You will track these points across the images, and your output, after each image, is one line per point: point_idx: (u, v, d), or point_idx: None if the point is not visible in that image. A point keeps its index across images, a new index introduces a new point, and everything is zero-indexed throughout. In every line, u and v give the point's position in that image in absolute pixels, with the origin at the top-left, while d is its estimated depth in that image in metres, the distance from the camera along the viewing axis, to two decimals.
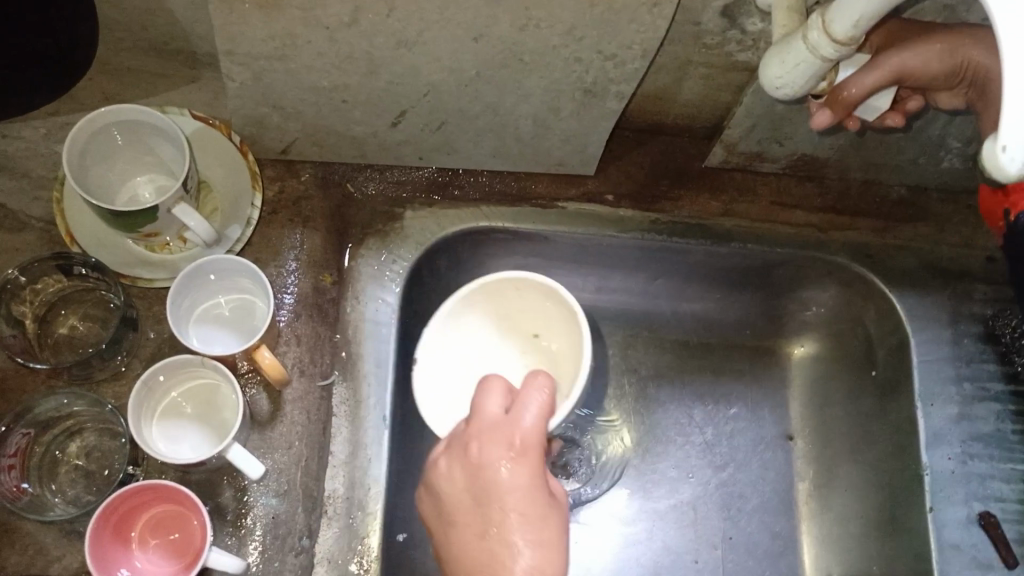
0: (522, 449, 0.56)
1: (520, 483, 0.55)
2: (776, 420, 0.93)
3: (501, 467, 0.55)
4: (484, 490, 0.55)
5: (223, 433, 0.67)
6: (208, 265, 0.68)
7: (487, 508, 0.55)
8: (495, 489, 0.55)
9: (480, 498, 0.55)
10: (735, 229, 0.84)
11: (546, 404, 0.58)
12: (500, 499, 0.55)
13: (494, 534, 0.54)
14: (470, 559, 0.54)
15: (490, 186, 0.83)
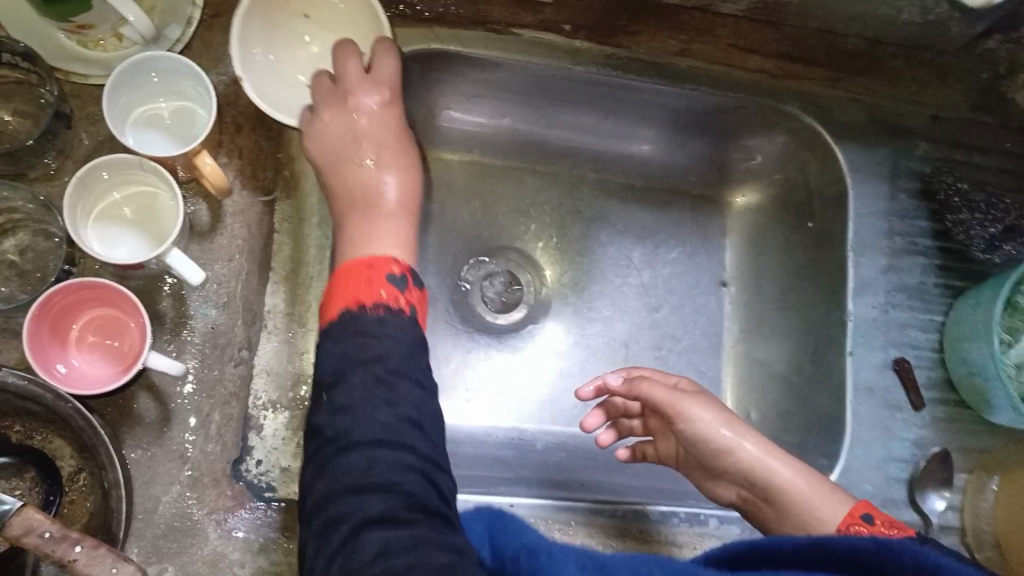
0: (384, 146, 0.72)
1: (392, 184, 0.71)
2: (712, 267, 0.96)
3: (383, 173, 0.71)
4: (355, 186, 0.69)
5: (161, 240, 0.66)
6: (147, 63, 0.64)
7: (336, 149, 0.69)
8: (372, 173, 0.70)
9: (359, 196, 0.69)
10: (690, 70, 0.83)
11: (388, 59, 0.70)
12: (378, 194, 0.70)
13: (349, 164, 0.70)
14: (340, 182, 0.69)
15: (442, 5, 0.78)
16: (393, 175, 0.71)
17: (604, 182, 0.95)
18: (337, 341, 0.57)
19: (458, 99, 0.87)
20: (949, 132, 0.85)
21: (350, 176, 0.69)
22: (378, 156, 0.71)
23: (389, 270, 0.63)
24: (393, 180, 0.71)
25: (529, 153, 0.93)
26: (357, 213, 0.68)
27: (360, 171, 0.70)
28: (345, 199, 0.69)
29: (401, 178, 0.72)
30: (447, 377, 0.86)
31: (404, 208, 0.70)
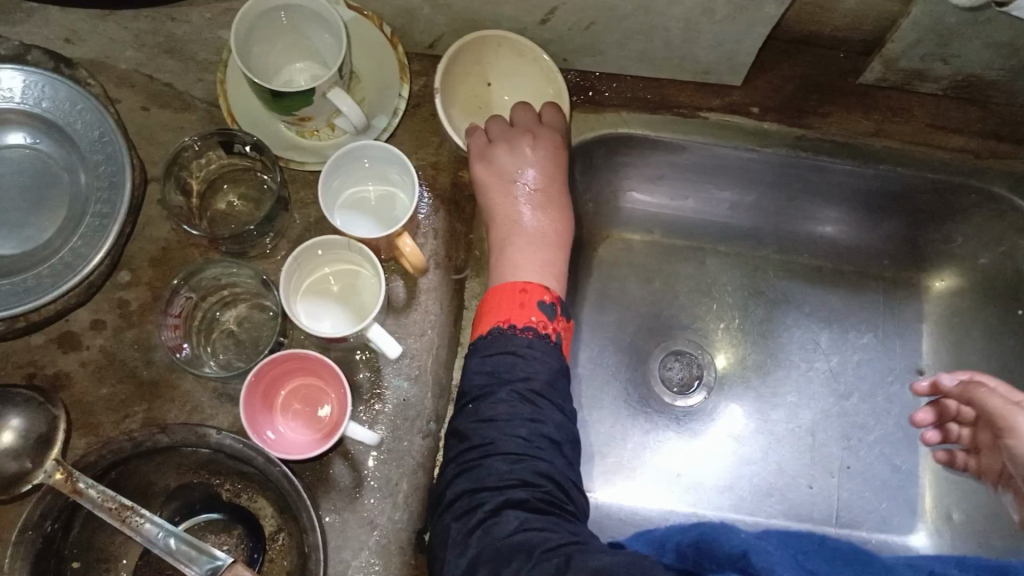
0: (541, 194, 0.74)
1: (536, 216, 0.73)
2: (907, 354, 0.90)
3: (520, 208, 0.73)
4: (507, 222, 0.73)
5: (362, 315, 0.69)
6: (359, 150, 0.70)
7: (500, 189, 0.74)
8: (515, 203, 0.73)
9: (503, 236, 0.72)
10: (884, 150, 0.80)
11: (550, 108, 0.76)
12: (527, 237, 0.72)
13: (511, 206, 0.73)
14: (501, 219, 0.73)
15: (631, 92, 0.82)
16: (537, 211, 0.73)
17: (789, 263, 0.92)
18: (486, 357, 0.63)
19: (641, 180, 0.88)
20: None
21: (503, 214, 0.73)
22: (525, 193, 0.74)
23: (542, 297, 0.67)
24: (537, 220, 0.73)
25: (712, 233, 0.92)
26: (505, 246, 0.72)
27: (511, 210, 0.73)
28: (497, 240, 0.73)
29: (545, 219, 0.73)
30: (624, 458, 0.86)
31: (543, 243, 0.72)
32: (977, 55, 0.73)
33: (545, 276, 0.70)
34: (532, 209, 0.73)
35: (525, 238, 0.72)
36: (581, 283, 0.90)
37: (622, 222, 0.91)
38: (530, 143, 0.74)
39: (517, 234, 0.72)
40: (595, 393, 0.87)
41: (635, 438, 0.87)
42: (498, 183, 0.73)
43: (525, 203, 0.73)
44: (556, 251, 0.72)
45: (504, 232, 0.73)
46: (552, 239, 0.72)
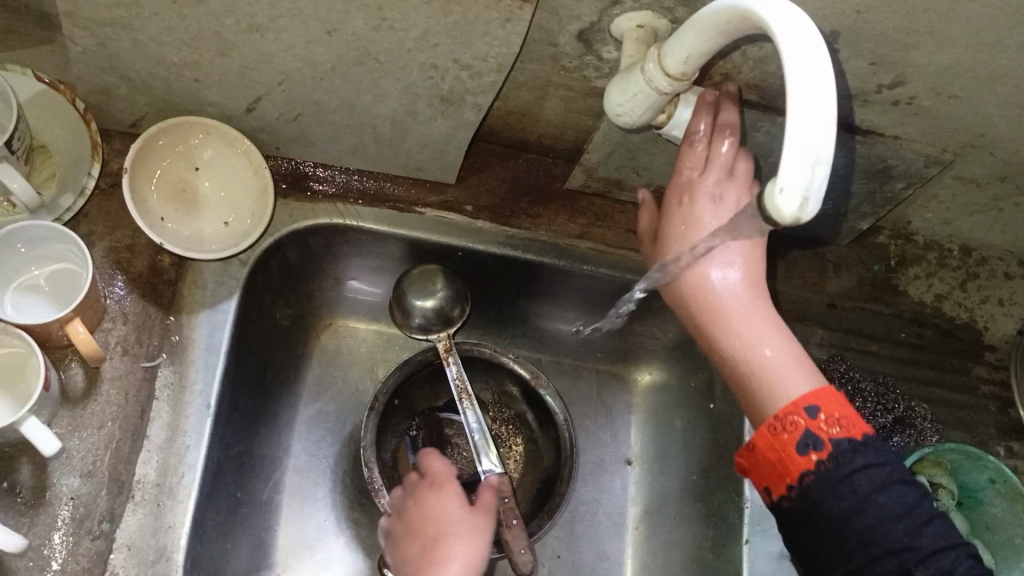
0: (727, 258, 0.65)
1: (732, 267, 0.65)
2: (618, 444, 0.95)
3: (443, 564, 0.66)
4: (433, 511, 0.71)
5: (21, 402, 0.64)
6: (21, 234, 0.65)
7: (426, 521, 0.71)
8: (444, 530, 0.69)
9: (430, 531, 0.69)
10: (590, 252, 0.85)
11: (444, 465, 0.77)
12: (768, 371, 0.61)
13: (424, 529, 0.70)
14: (445, 516, 0.71)
15: (347, 182, 0.82)
16: (458, 537, 0.68)
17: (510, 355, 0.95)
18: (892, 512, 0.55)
19: (362, 270, 0.88)
20: (845, 321, 0.90)
21: (444, 508, 0.71)
22: (454, 494, 0.73)
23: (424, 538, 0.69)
24: (457, 544, 0.68)
25: None
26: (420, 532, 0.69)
27: (438, 505, 0.72)
28: (412, 531, 0.71)
29: (464, 539, 0.68)
30: (336, 552, 0.83)
31: (794, 360, 0.61)
32: (659, 167, 0.80)
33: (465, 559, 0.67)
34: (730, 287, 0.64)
35: (438, 482, 0.75)
36: (299, 371, 0.88)
37: (346, 311, 0.92)
38: (455, 494, 0.73)
39: (760, 367, 0.61)
40: (306, 486, 0.85)
41: (357, 535, 0.84)
42: (642, 205, 0.76)
43: (457, 498, 0.73)
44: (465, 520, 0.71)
45: (443, 502, 0.72)
46: (437, 515, 0.71)
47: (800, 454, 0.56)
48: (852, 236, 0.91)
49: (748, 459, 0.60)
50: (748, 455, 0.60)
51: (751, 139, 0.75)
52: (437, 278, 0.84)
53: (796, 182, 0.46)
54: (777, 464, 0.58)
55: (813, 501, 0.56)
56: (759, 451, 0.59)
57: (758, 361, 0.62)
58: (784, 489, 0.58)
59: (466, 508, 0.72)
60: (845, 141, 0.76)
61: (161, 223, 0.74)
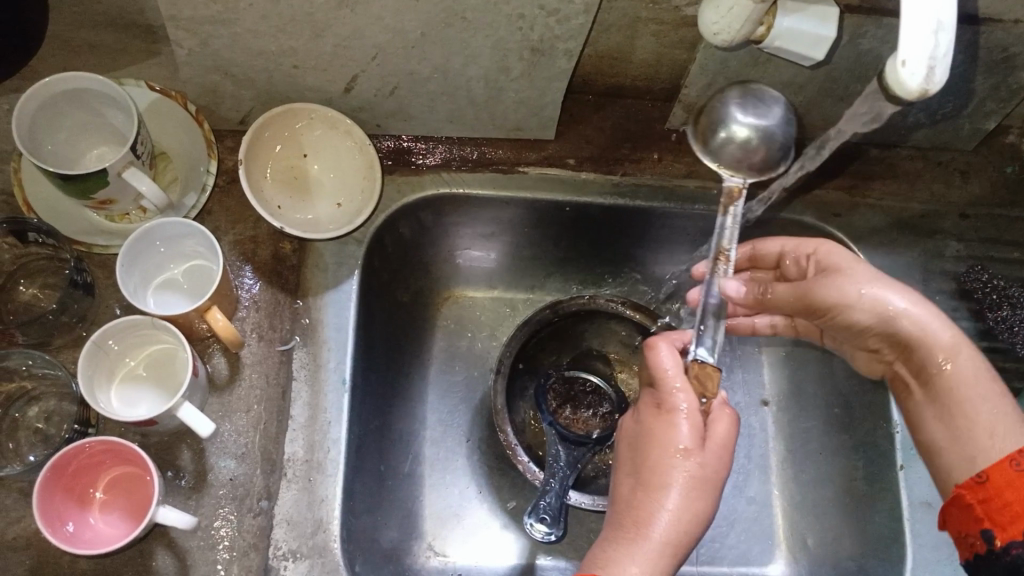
0: (881, 274, 0.64)
1: (897, 292, 0.63)
2: (751, 385, 0.92)
3: (635, 563, 0.56)
4: (663, 451, 0.60)
5: (173, 391, 0.68)
6: (154, 232, 0.69)
7: (644, 454, 0.61)
8: (671, 480, 0.59)
9: (656, 481, 0.59)
10: (699, 190, 0.83)
11: (673, 361, 0.63)
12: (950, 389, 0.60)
13: (645, 470, 0.60)
14: (662, 446, 0.60)
15: (448, 152, 0.83)
16: (681, 495, 0.58)
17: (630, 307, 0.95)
18: None
19: (473, 239, 0.89)
20: (980, 230, 0.85)
21: (658, 437, 0.60)
22: (690, 429, 0.60)
23: (632, 528, 0.58)
24: (677, 509, 0.58)
25: (552, 285, 0.94)
26: (639, 474, 0.60)
27: (673, 441, 0.60)
28: (638, 462, 0.61)
29: (690, 500, 0.58)
30: (483, 516, 0.84)
31: (989, 383, 0.59)
32: (763, 90, 0.77)
33: (683, 536, 0.58)
34: (907, 300, 0.63)
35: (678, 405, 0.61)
36: (425, 344, 0.90)
37: (463, 282, 0.93)
38: (682, 415, 0.60)
39: (950, 385, 0.60)
40: (445, 455, 0.86)
41: (502, 498, 0.85)
42: (744, 244, 0.75)
43: (682, 424, 0.60)
44: (691, 491, 0.59)
45: (675, 437, 0.60)
46: (652, 455, 0.60)
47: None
48: (979, 140, 0.86)
49: (974, 495, 0.55)
50: (976, 491, 0.55)
51: (858, 46, 0.71)
52: (760, 105, 0.69)
53: (919, 53, 0.43)
54: (1012, 511, 0.53)
55: None
56: (994, 501, 0.54)
57: (948, 376, 0.60)
58: (1016, 534, 0.52)
59: (696, 440, 0.60)
60: (963, 33, 0.71)
61: (278, 210, 0.76)
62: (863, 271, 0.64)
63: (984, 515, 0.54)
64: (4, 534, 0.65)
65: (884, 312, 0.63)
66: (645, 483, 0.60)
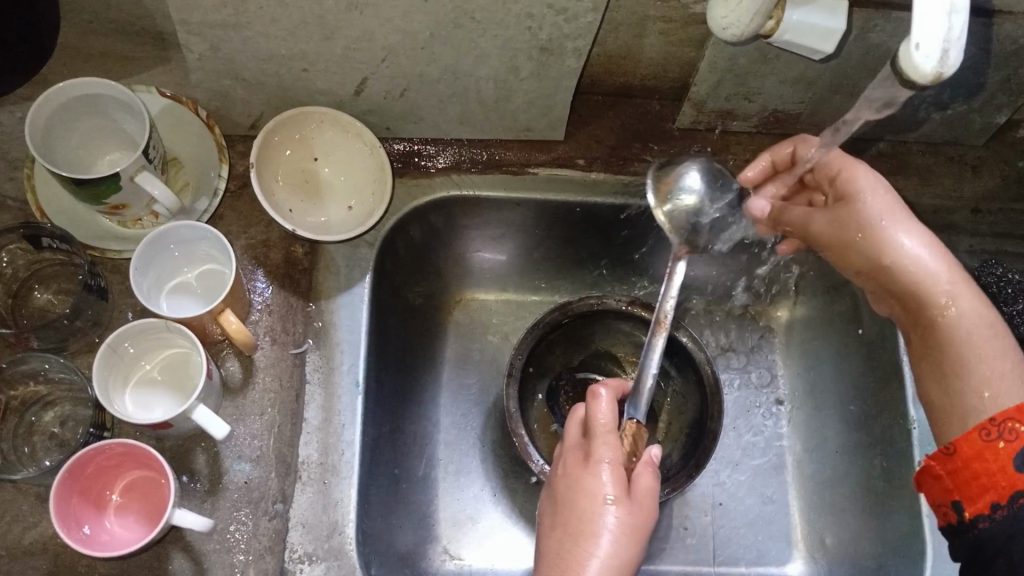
0: (905, 213, 0.66)
1: (911, 233, 0.65)
2: (763, 384, 0.92)
3: None
4: (589, 495, 0.59)
5: (188, 394, 0.68)
6: (167, 236, 0.69)
7: (570, 501, 0.60)
8: (598, 529, 0.58)
9: (586, 529, 0.58)
10: None
11: (609, 407, 0.63)
12: (958, 335, 0.60)
13: (574, 520, 0.59)
14: (585, 493, 0.60)
15: (458, 154, 0.83)
16: (608, 540, 0.57)
17: None
18: None
19: (483, 241, 0.89)
20: (993, 224, 0.85)
21: (584, 486, 0.60)
22: (615, 478, 0.60)
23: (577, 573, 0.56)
24: (607, 554, 0.57)
25: (563, 286, 0.94)
26: (566, 521, 0.59)
27: (599, 491, 0.59)
28: (562, 512, 0.60)
29: (620, 548, 0.57)
30: (498, 518, 0.84)
31: (991, 334, 0.60)
32: (772, 86, 0.77)
33: None
34: (923, 244, 0.64)
35: (602, 453, 0.61)
36: (437, 347, 0.90)
37: (473, 285, 0.93)
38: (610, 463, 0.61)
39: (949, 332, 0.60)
40: (459, 458, 0.86)
41: (516, 499, 0.85)
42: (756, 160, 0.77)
43: (609, 475, 0.60)
44: (622, 542, 0.58)
45: (601, 485, 0.60)
46: (580, 503, 0.59)
47: (1017, 470, 0.52)
48: (989, 134, 0.85)
49: (943, 465, 0.57)
50: (944, 461, 0.57)
51: (867, 40, 0.71)
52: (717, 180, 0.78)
53: (933, 36, 0.43)
54: (979, 483, 0.54)
55: (1012, 530, 0.52)
56: (963, 472, 0.55)
57: (948, 322, 0.61)
58: (982, 508, 0.54)
59: (625, 491, 0.60)
60: (974, 25, 0.70)
61: (289, 214, 0.76)
62: (895, 210, 0.66)
63: (954, 486, 0.56)
64: (21, 539, 0.65)
65: (896, 243, 0.65)
66: (577, 532, 0.58)
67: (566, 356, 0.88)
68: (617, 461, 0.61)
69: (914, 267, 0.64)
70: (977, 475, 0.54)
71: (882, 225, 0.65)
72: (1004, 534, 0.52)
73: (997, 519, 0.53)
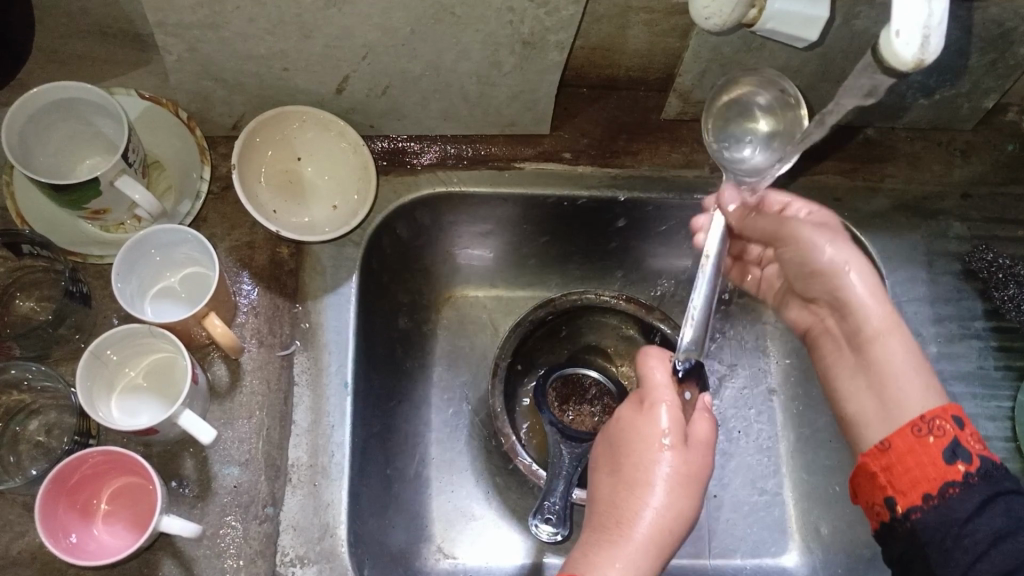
0: (871, 268, 0.65)
1: (855, 253, 0.65)
2: (756, 374, 0.92)
3: (618, 561, 0.56)
4: (648, 444, 0.62)
5: (174, 399, 0.67)
6: (149, 240, 0.68)
7: (629, 451, 0.62)
8: (655, 480, 0.60)
9: (639, 478, 0.61)
10: (697, 179, 0.82)
11: (666, 365, 0.66)
12: (886, 373, 0.61)
13: (632, 472, 0.61)
14: (644, 443, 0.62)
15: (443, 150, 0.83)
16: (666, 489, 0.60)
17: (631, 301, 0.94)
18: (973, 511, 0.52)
19: (471, 238, 0.88)
20: (984, 209, 0.84)
21: (642, 437, 0.62)
22: (672, 427, 0.62)
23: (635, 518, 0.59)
24: (657, 505, 0.59)
25: (552, 281, 0.94)
26: (628, 473, 0.61)
27: (653, 440, 0.62)
28: (620, 462, 0.62)
29: (676, 498, 0.60)
30: (493, 515, 0.83)
31: (920, 368, 0.61)
32: None
33: (672, 534, 0.59)
34: (869, 284, 0.64)
35: (657, 400, 0.64)
36: (427, 346, 0.89)
37: (462, 281, 0.92)
38: (668, 414, 0.63)
39: (881, 358, 0.62)
40: (452, 456, 0.85)
41: (510, 495, 0.84)
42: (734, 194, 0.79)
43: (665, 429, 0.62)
44: (680, 491, 0.60)
45: (656, 433, 0.62)
46: (641, 454, 0.61)
47: (947, 463, 0.54)
48: (978, 118, 0.85)
49: (877, 462, 0.58)
50: (877, 458, 0.58)
51: (852, 27, 0.70)
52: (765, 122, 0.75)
53: (912, 23, 0.45)
54: (910, 478, 0.55)
55: (949, 519, 0.53)
56: (896, 467, 0.57)
57: (880, 353, 0.62)
58: (915, 501, 0.55)
59: (682, 442, 0.62)
60: (960, 9, 0.70)
61: (273, 215, 0.76)
62: (841, 238, 0.67)
63: (887, 482, 0.57)
64: (8, 549, 0.65)
65: (840, 274, 0.65)
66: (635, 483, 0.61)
67: (556, 351, 0.88)
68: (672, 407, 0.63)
69: (854, 308, 0.64)
70: (912, 473, 0.55)
71: (841, 262, 0.65)
72: (934, 523, 0.53)
73: (930, 509, 0.54)
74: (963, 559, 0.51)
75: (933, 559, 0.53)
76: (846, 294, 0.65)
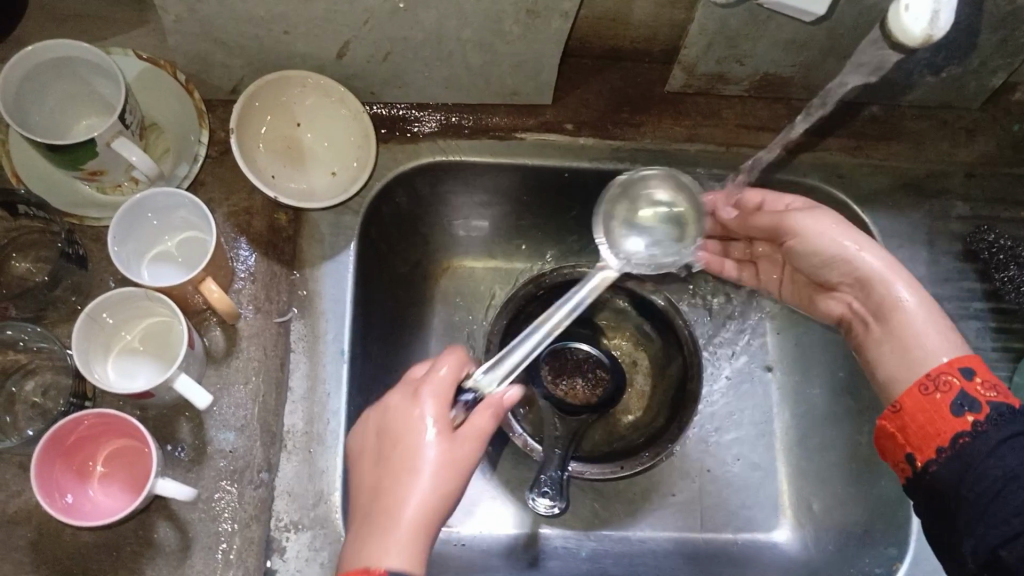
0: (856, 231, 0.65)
1: (853, 235, 0.65)
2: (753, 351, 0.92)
3: (388, 553, 0.51)
4: (406, 426, 0.57)
5: (169, 363, 0.67)
6: (146, 203, 0.68)
7: (394, 439, 0.57)
8: (415, 467, 0.55)
9: (402, 464, 0.55)
10: (700, 155, 0.82)
11: (457, 363, 0.60)
12: (903, 334, 0.61)
13: (393, 465, 0.56)
14: (400, 450, 0.56)
15: (444, 118, 0.82)
16: (430, 474, 0.55)
17: None
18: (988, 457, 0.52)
19: (470, 208, 0.88)
20: (986, 189, 0.84)
21: (399, 419, 0.58)
22: (438, 421, 0.57)
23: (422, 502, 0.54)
24: (420, 494, 0.54)
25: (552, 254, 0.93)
26: (388, 466, 0.56)
27: (415, 417, 0.57)
28: (380, 453, 0.57)
29: (439, 482, 0.55)
30: (487, 485, 0.83)
31: (942, 324, 0.60)
32: (764, 48, 0.76)
33: (435, 517, 0.54)
34: (863, 249, 0.64)
35: (427, 386, 0.59)
36: (425, 315, 0.89)
37: (461, 252, 0.92)
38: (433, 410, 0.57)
39: (901, 324, 0.61)
40: None
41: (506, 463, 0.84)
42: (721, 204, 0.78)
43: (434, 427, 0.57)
44: (449, 479, 0.55)
45: (413, 422, 0.57)
46: (395, 447, 0.57)
47: (953, 416, 0.55)
48: (986, 97, 0.84)
49: (893, 422, 0.58)
50: (892, 419, 0.58)
51: (860, 2, 0.69)
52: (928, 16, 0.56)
53: None
54: (925, 433, 0.56)
55: (965, 470, 0.52)
56: (909, 425, 0.57)
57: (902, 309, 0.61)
58: (931, 454, 0.55)
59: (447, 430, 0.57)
60: None
61: (272, 179, 0.76)
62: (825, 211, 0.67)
63: (904, 440, 0.57)
64: (5, 508, 0.65)
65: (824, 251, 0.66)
66: (377, 493, 0.55)
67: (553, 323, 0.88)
68: (446, 405, 0.58)
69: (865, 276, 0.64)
70: (928, 427, 0.56)
71: (830, 233, 0.65)
72: (949, 473, 0.53)
73: (943, 461, 0.54)
74: (975, 507, 0.51)
75: (950, 506, 0.53)
76: (849, 264, 0.65)
